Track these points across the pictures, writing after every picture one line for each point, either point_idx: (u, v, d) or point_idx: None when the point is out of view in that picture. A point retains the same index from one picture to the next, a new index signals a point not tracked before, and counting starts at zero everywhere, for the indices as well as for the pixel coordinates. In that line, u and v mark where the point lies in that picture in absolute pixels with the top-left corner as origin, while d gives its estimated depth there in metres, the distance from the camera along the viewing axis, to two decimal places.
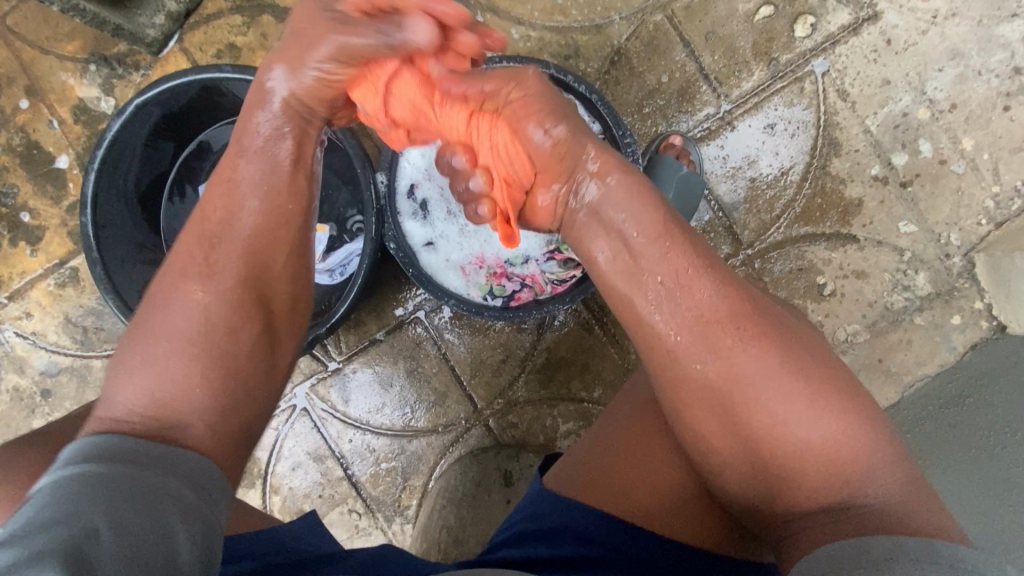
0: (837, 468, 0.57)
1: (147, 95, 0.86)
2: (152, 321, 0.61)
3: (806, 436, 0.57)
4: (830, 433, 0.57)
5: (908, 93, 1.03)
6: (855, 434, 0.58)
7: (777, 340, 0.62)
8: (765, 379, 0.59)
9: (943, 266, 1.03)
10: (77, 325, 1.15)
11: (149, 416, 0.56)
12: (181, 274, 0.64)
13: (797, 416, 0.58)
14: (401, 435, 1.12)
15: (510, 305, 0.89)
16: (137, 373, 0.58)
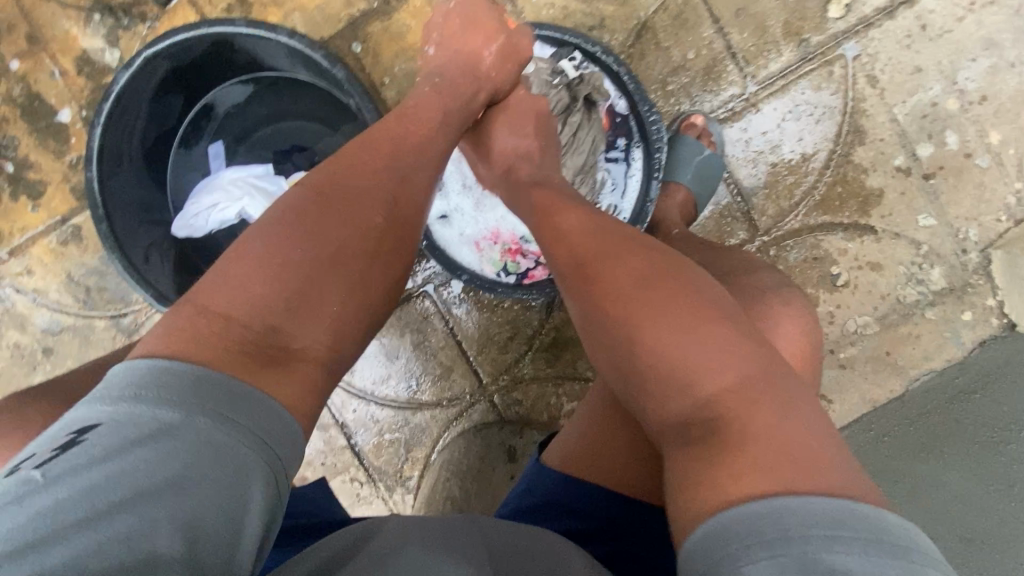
0: (688, 378, 0.52)
1: (158, 48, 0.83)
2: (306, 220, 0.57)
3: (647, 345, 0.54)
4: (686, 340, 0.53)
5: (938, 82, 1.01)
6: (711, 342, 0.53)
7: (634, 255, 0.60)
8: (613, 292, 0.58)
9: (959, 262, 1.02)
10: (80, 284, 1.13)
11: (271, 321, 0.52)
12: (353, 178, 0.61)
13: (646, 325, 0.55)
14: (405, 408, 1.12)
15: (523, 283, 0.87)
16: (273, 268, 0.54)
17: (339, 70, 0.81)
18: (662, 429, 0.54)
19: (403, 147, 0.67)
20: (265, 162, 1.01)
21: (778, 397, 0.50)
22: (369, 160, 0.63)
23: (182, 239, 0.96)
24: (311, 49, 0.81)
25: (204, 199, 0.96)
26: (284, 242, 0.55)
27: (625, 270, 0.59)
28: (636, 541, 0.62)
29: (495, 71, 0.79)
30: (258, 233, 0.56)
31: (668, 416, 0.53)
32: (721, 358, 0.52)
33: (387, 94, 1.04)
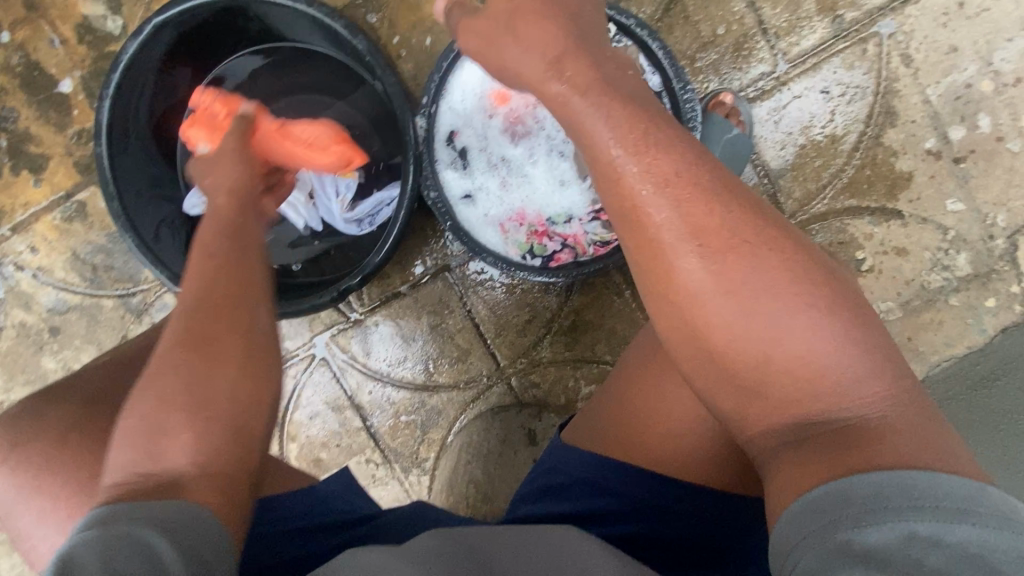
0: (803, 385, 0.48)
1: (168, 15, 0.79)
2: (200, 344, 0.54)
3: (768, 352, 0.48)
4: (810, 346, 0.47)
5: (974, 62, 0.98)
6: (839, 342, 0.47)
7: (757, 238, 0.49)
8: (727, 283, 0.48)
9: (985, 248, 1.01)
10: (86, 262, 1.10)
11: (169, 471, 0.48)
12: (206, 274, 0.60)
13: (769, 328, 0.48)
14: (422, 390, 1.11)
15: (549, 266, 0.85)
16: (161, 419, 0.50)
17: (360, 40, 0.77)
18: (763, 432, 0.50)
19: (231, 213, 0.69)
20: None
21: (920, 407, 0.47)
22: (228, 255, 0.62)
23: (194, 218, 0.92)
24: (331, 18, 0.77)
25: None
26: (176, 358, 0.53)
27: (739, 253, 0.48)
28: (671, 522, 0.61)
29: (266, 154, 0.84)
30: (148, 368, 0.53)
31: (774, 425, 0.49)
32: (844, 362, 0.47)
33: (405, 67, 1.00)
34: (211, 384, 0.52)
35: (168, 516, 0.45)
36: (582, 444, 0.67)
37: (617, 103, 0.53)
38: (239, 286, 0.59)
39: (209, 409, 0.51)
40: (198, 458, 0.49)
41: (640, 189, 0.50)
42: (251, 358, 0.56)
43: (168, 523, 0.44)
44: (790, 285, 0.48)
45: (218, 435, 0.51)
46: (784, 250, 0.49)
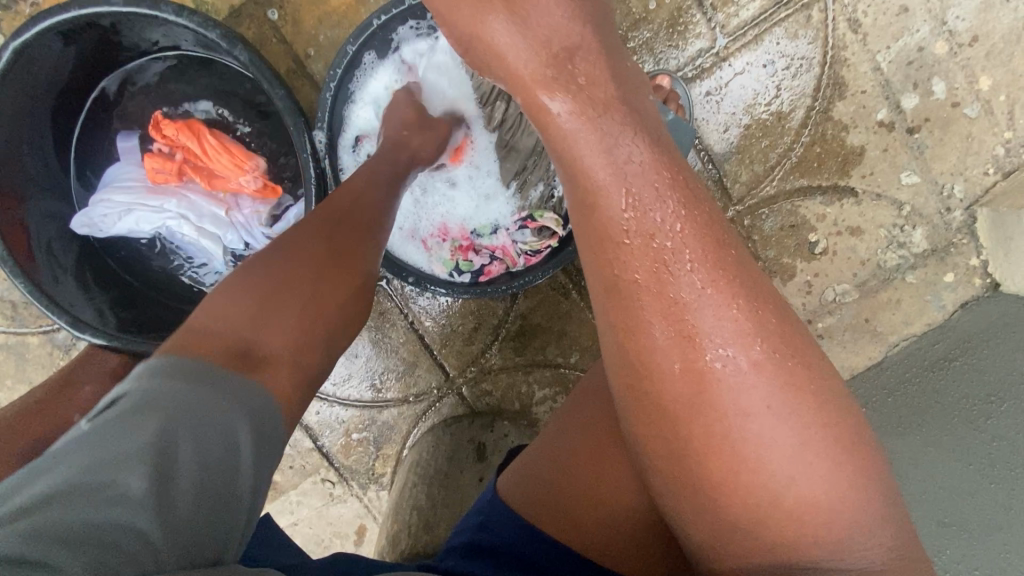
0: (769, 492, 0.49)
1: (27, 38, 0.71)
2: (274, 258, 0.56)
3: (748, 460, 0.48)
4: (788, 468, 0.48)
5: (927, 23, 0.91)
6: (839, 482, 0.49)
7: (758, 353, 0.48)
8: (738, 396, 0.48)
9: (943, 221, 0.96)
10: (4, 300, 1.04)
11: (246, 336, 0.51)
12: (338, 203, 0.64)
13: (749, 434, 0.48)
14: (371, 406, 1.08)
15: (479, 281, 0.81)
16: (240, 300, 0.53)
17: (241, 52, 0.70)
18: (712, 520, 0.51)
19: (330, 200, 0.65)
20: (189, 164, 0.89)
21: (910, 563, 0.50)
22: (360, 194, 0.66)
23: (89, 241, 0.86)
24: (207, 29, 0.70)
25: (116, 199, 0.84)
26: (264, 272, 0.55)
27: (763, 369, 0.48)
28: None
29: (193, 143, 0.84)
30: (266, 247, 0.59)
31: (732, 530, 0.50)
32: (817, 492, 0.48)
33: (315, 69, 0.92)
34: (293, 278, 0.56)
35: (250, 400, 0.47)
36: (512, 497, 0.62)
37: (683, 187, 0.51)
38: (376, 196, 0.67)
39: (277, 297, 0.54)
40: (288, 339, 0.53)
41: (638, 261, 0.50)
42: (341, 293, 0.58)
43: (238, 388, 0.47)
44: (780, 406, 0.48)
45: (281, 328, 0.53)
46: (789, 367, 0.49)
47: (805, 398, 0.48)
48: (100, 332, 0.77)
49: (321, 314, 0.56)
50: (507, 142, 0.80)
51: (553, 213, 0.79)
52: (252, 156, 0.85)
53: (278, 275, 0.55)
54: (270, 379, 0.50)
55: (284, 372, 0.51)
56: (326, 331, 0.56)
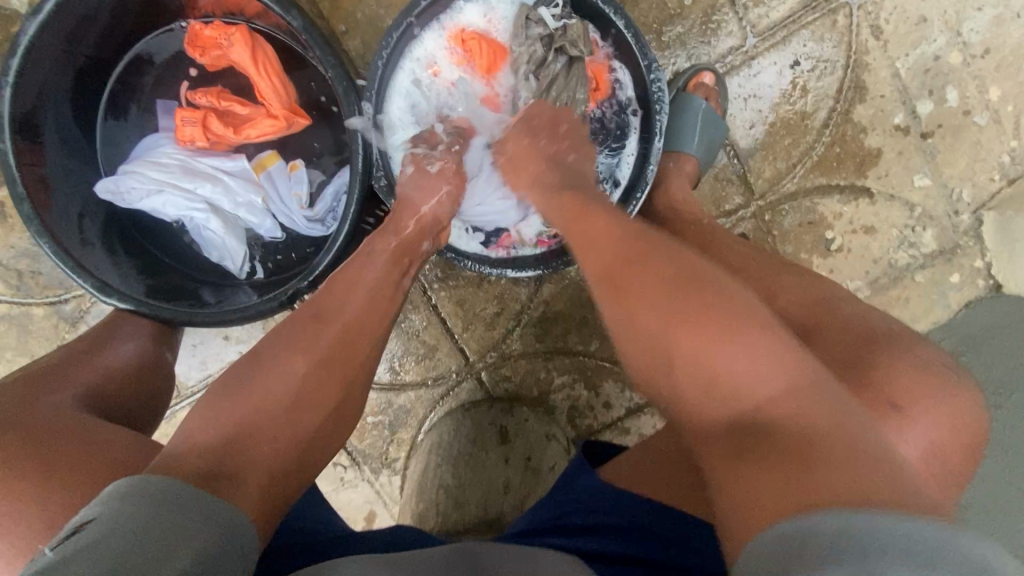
0: (813, 431, 0.44)
1: None
2: (254, 380, 0.55)
3: (731, 408, 0.47)
4: (727, 359, 0.48)
5: (942, 34, 0.95)
6: (754, 355, 0.48)
7: (728, 313, 0.50)
8: (667, 321, 0.51)
9: (951, 223, 1.01)
10: (9, 268, 1.00)
11: (212, 456, 0.49)
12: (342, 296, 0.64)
13: (729, 394, 0.47)
14: (389, 389, 1.07)
15: (490, 245, 0.84)
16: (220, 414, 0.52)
17: (296, 18, 0.70)
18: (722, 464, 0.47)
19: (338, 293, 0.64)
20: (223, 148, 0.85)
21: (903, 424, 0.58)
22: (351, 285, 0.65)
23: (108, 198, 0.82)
24: None
25: (149, 174, 0.82)
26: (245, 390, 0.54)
27: (654, 292, 0.53)
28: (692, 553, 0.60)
29: (236, 62, 0.82)
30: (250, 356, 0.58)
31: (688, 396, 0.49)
32: (770, 384, 0.47)
33: (351, 46, 0.91)
34: (282, 380, 0.56)
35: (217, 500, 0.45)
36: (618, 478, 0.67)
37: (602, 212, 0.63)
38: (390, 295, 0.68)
39: (258, 415, 0.53)
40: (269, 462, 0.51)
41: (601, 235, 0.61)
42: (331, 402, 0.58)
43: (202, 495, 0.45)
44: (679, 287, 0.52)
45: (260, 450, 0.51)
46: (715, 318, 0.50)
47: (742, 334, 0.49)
48: (126, 297, 0.73)
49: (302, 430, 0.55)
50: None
51: None
52: (287, 92, 0.83)
53: (262, 383, 0.55)
54: (238, 498, 0.47)
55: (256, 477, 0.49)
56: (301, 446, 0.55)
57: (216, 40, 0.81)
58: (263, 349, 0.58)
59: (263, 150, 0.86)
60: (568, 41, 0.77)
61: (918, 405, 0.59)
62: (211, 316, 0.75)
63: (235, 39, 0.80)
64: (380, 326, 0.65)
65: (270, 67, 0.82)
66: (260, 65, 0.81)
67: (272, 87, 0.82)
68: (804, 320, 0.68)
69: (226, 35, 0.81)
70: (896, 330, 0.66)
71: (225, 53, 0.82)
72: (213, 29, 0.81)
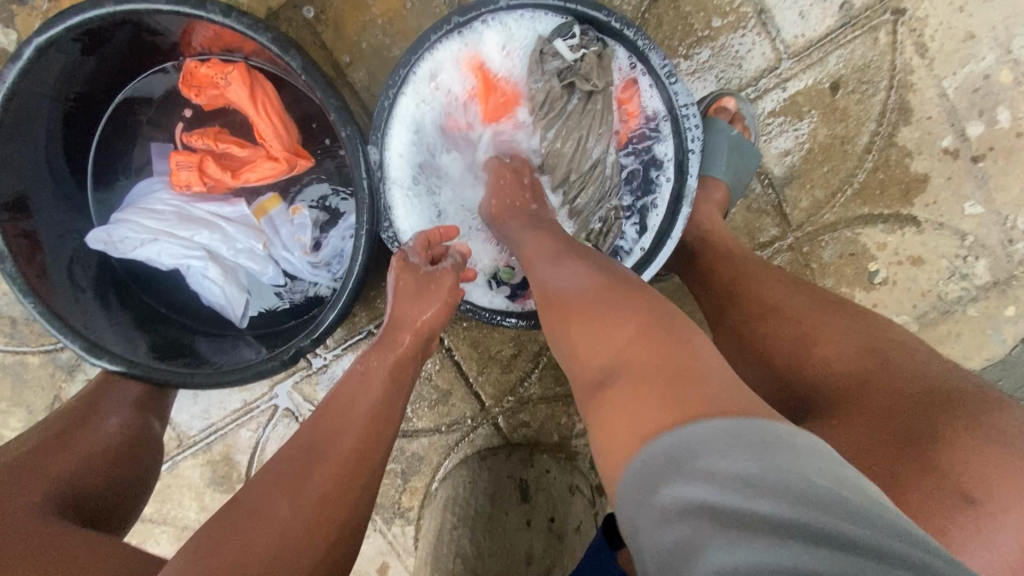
0: (672, 369, 0.45)
1: (52, 34, 0.62)
2: (230, 532, 0.49)
3: (602, 362, 0.51)
4: (593, 331, 0.53)
5: (994, 50, 0.88)
6: (614, 324, 0.52)
7: (608, 296, 0.54)
8: (563, 304, 0.57)
9: (1004, 253, 0.93)
10: (2, 316, 0.96)
11: None
12: (336, 413, 0.59)
13: (605, 355, 0.51)
14: (400, 436, 1.01)
15: (516, 295, 0.77)
16: (194, 572, 0.46)
17: (295, 58, 0.64)
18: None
19: (337, 412, 0.59)
20: (221, 192, 0.80)
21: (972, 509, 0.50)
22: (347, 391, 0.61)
23: (98, 250, 0.77)
24: (257, 32, 0.63)
25: (143, 223, 0.77)
26: (223, 543, 0.48)
27: (559, 284, 0.59)
28: None
29: (235, 101, 0.76)
30: (234, 501, 0.52)
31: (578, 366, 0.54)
32: (625, 345, 0.50)
33: (356, 78, 0.86)
34: (277, 520, 0.50)
35: None
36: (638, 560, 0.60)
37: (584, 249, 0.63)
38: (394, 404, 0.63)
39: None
40: None
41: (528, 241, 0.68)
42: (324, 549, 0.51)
43: None
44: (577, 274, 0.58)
45: None
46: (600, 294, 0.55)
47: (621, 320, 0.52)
48: (117, 359, 0.68)
49: None
50: (564, 172, 0.76)
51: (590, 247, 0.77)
52: (288, 133, 0.78)
53: (246, 529, 0.49)
54: None
55: None
56: None
57: (213, 79, 0.75)
58: (245, 491, 0.53)
59: (262, 193, 0.80)
60: (579, 76, 0.72)
61: (997, 496, 0.50)
62: (209, 377, 0.69)
63: (234, 78, 0.75)
64: (378, 437, 0.59)
65: (270, 107, 0.76)
66: (260, 105, 0.76)
67: (274, 127, 0.77)
68: (847, 375, 0.60)
69: (223, 73, 0.75)
70: (960, 381, 0.57)
71: (223, 92, 0.76)
72: (209, 66, 0.75)
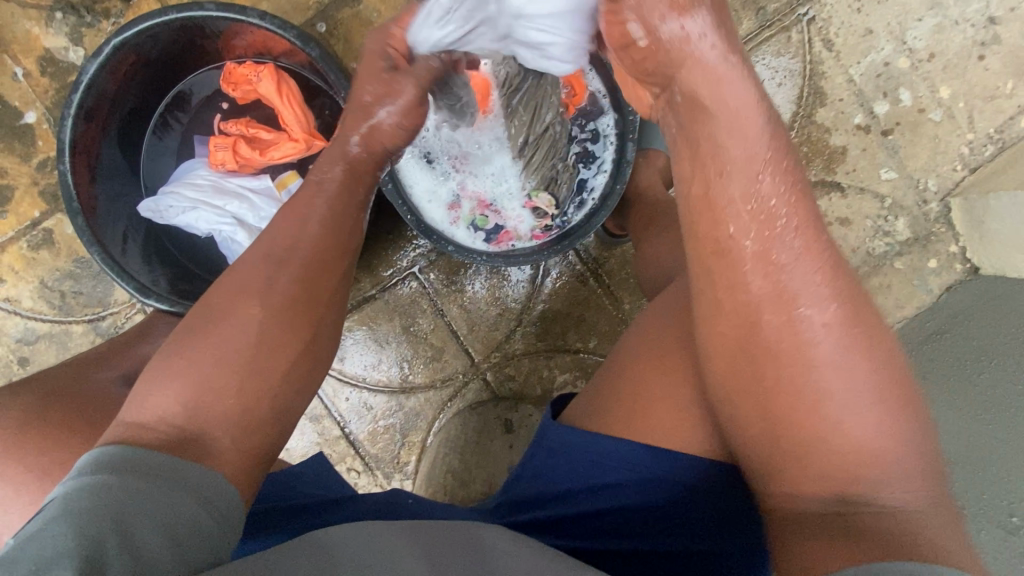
0: (825, 441, 0.51)
1: (127, 36, 0.80)
2: (205, 330, 0.58)
3: (848, 407, 0.51)
4: (830, 373, 0.51)
5: (890, 42, 1.06)
6: (846, 368, 0.51)
7: (868, 334, 0.52)
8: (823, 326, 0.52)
9: (921, 212, 1.08)
10: (53, 290, 1.10)
11: (178, 424, 0.53)
12: (283, 236, 0.64)
13: (778, 370, 0.52)
14: (398, 392, 1.12)
15: (490, 240, 0.91)
16: (180, 371, 0.56)
17: (314, 49, 0.82)
18: (798, 515, 0.53)
19: (285, 238, 0.64)
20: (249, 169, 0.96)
21: None
22: (296, 215, 0.66)
23: (147, 216, 0.92)
24: (285, 29, 0.82)
25: (185, 194, 0.93)
26: (199, 342, 0.57)
27: (802, 299, 0.52)
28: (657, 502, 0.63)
29: (265, 95, 0.94)
30: (202, 304, 0.61)
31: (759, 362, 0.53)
32: (859, 412, 0.51)
33: None
34: (244, 322, 0.58)
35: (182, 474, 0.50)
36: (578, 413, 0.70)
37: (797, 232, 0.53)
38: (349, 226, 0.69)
39: (215, 365, 0.56)
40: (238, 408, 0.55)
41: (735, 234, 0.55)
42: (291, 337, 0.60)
43: (170, 467, 0.50)
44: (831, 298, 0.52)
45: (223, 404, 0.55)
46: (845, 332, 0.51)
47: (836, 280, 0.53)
48: (163, 297, 0.83)
49: (271, 364, 0.58)
50: (523, 136, 0.89)
51: (549, 194, 0.90)
52: (307, 119, 0.95)
53: (217, 333, 0.57)
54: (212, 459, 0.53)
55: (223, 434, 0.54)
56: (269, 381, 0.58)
57: (247, 77, 0.94)
58: (212, 293, 0.61)
59: (283, 170, 0.97)
60: None
61: None
62: None
63: (264, 75, 0.93)
64: (337, 254, 0.66)
65: (293, 98, 0.94)
66: (285, 97, 0.93)
67: (295, 114, 0.94)
68: None
69: (256, 72, 0.93)
70: None
71: (255, 88, 0.94)
72: (245, 68, 0.94)
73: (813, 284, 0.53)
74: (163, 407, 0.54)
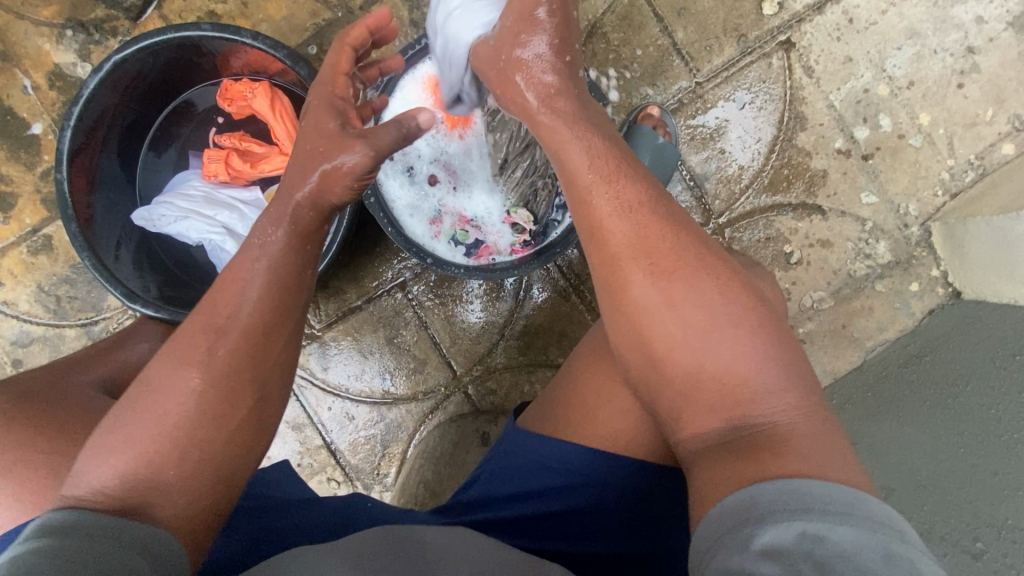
0: (734, 391, 0.55)
1: (127, 53, 0.85)
2: (142, 404, 0.56)
3: (727, 365, 0.55)
4: (702, 343, 0.56)
5: (869, 70, 1.08)
6: (715, 327, 0.56)
7: (721, 277, 0.58)
8: (689, 297, 0.57)
9: (903, 235, 1.08)
10: (49, 294, 1.13)
11: (119, 498, 0.52)
12: (225, 298, 0.61)
13: (677, 350, 0.57)
14: (380, 403, 1.13)
15: (471, 253, 0.93)
16: (119, 444, 0.54)
17: (303, 68, 0.86)
18: (698, 450, 0.56)
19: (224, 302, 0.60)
20: (240, 181, 0.99)
21: None
22: (237, 268, 0.62)
23: (139, 223, 0.96)
24: (276, 49, 0.86)
25: (177, 204, 0.96)
26: (136, 416, 0.56)
27: (674, 275, 0.58)
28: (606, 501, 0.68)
29: (258, 110, 0.98)
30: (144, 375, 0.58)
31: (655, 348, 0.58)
32: (733, 360, 0.55)
33: None
34: (184, 394, 0.56)
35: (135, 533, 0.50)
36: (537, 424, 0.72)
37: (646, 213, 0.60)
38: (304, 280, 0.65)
39: (155, 440, 0.54)
40: (180, 480, 0.54)
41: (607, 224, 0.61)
42: (229, 408, 0.57)
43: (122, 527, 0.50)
44: (679, 271, 0.58)
45: (167, 476, 0.54)
46: (715, 296, 0.57)
47: (695, 258, 0.59)
48: (148, 304, 0.86)
49: (208, 436, 0.56)
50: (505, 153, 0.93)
51: (527, 211, 0.93)
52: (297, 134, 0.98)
53: (153, 404, 0.56)
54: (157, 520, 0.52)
55: (168, 505, 0.53)
56: (216, 447, 0.56)
57: (242, 93, 0.98)
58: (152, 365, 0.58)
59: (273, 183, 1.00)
60: None
61: None
62: None
63: (257, 91, 0.97)
64: (286, 313, 0.62)
65: (284, 113, 0.97)
66: (276, 112, 0.97)
67: (286, 129, 0.97)
68: None
69: (251, 89, 0.97)
70: None
71: (249, 103, 0.98)
72: (240, 84, 0.98)
73: (687, 261, 0.59)
74: (104, 480, 0.53)
